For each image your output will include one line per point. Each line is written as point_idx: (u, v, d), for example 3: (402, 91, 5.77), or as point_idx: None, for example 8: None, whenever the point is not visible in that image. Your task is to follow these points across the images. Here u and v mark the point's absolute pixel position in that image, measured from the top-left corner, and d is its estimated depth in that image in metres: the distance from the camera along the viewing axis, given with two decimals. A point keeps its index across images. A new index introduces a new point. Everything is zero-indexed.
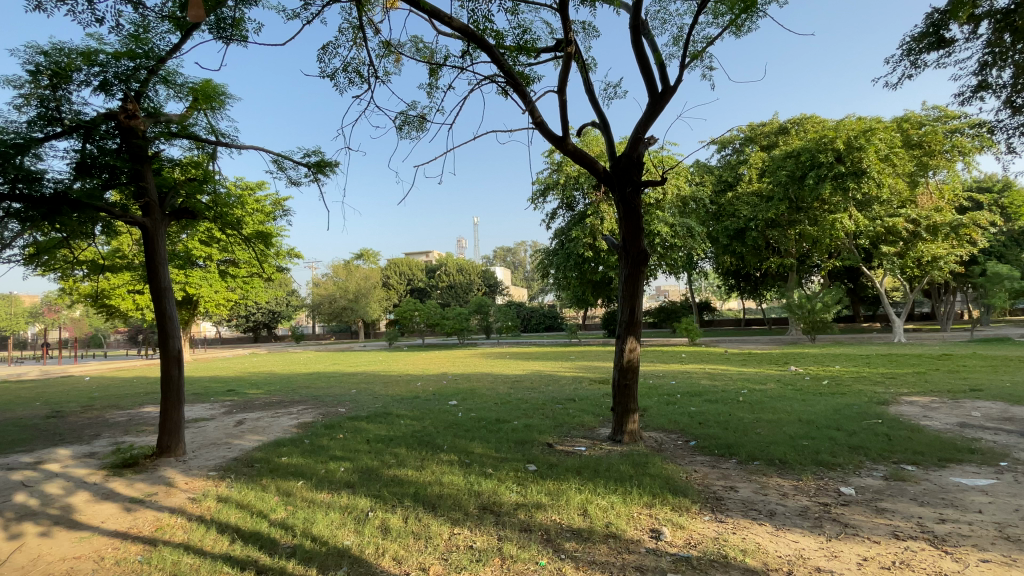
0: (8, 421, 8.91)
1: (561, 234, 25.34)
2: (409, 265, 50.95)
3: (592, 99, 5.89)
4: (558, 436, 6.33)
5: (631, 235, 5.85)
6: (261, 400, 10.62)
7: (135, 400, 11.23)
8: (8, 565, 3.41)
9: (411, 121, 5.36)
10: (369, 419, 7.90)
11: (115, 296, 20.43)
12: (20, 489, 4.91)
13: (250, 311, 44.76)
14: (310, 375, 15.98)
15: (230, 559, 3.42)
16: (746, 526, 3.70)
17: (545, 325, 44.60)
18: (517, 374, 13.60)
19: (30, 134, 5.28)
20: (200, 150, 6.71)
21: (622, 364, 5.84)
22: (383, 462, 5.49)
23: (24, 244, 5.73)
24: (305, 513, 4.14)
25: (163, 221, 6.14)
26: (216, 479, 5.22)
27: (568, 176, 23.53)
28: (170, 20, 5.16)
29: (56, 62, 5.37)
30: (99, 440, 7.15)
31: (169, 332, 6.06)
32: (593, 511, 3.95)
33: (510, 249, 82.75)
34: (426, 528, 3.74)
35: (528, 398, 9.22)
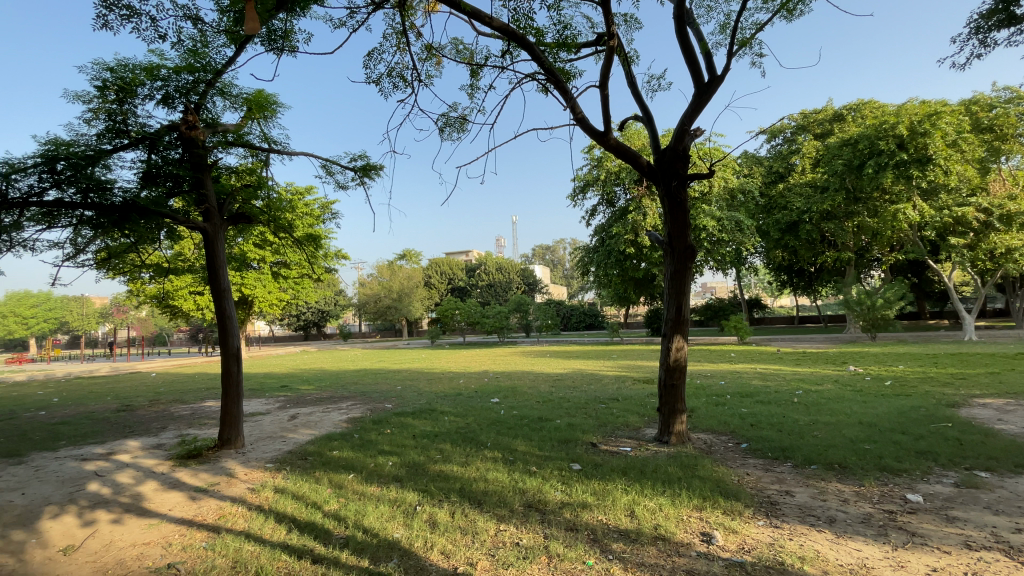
0: (86, 414, 9.66)
1: (601, 231, 25.05)
2: (449, 264, 51.74)
3: (635, 92, 5.77)
4: (603, 436, 6.25)
5: (677, 231, 5.69)
6: (312, 395, 11.06)
7: (197, 395, 11.96)
8: (85, 549, 3.68)
9: (452, 123, 5.39)
10: (414, 415, 8.09)
11: (179, 296, 21.77)
12: (96, 479, 5.31)
13: (300, 311, 46.72)
14: (357, 372, 16.51)
15: (286, 548, 3.58)
16: (803, 533, 3.54)
17: (585, 324, 44.30)
18: (559, 372, 13.56)
19: (100, 146, 5.68)
20: (255, 157, 7.06)
21: (669, 363, 5.71)
22: (429, 457, 5.61)
23: (97, 249, 6.17)
24: (356, 505, 4.29)
25: (222, 226, 6.52)
26: (272, 471, 5.47)
27: (608, 171, 23.21)
28: (225, 34, 5.44)
29: (122, 78, 5.77)
30: (166, 433, 7.66)
31: (229, 330, 6.41)
32: (640, 512, 3.88)
33: (549, 247, 82.62)
34: (473, 524, 3.79)
35: (571, 397, 9.15)
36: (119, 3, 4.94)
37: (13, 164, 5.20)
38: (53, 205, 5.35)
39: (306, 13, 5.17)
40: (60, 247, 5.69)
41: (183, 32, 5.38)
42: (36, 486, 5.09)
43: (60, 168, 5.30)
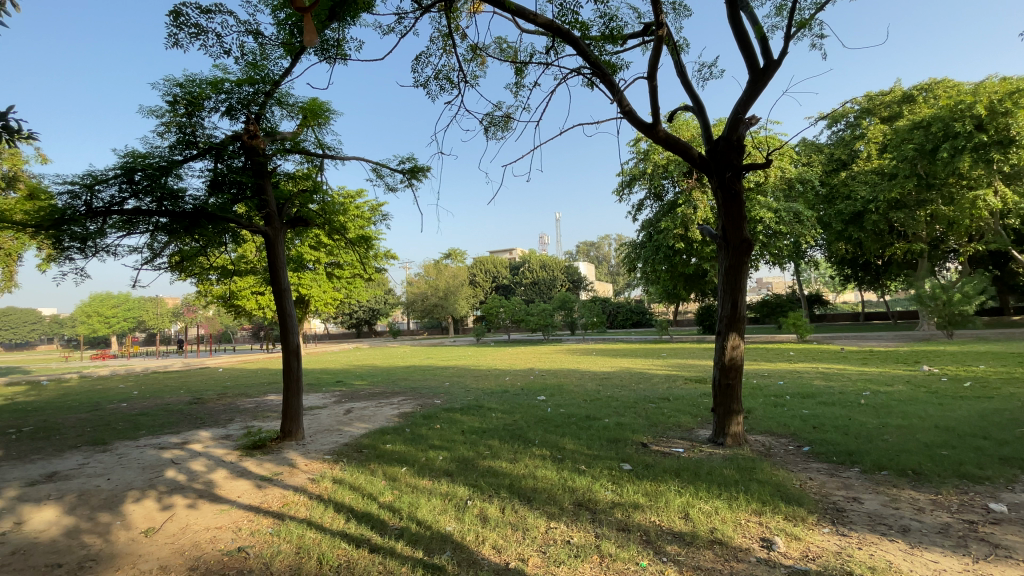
0: (163, 406, 10.44)
1: (649, 227, 24.48)
2: (494, 262, 52.30)
3: (685, 82, 5.60)
4: (654, 436, 6.12)
5: (732, 225, 5.47)
6: (365, 391, 11.46)
7: (260, 389, 12.68)
8: (164, 532, 3.99)
9: (497, 122, 5.34)
10: (463, 411, 8.22)
11: (242, 296, 23.05)
12: (173, 466, 5.73)
13: (352, 309, 48.49)
14: (406, 368, 16.96)
15: (345, 536, 3.73)
16: (874, 542, 3.32)
17: (632, 321, 43.47)
18: (607, 370, 13.37)
19: (172, 157, 6.10)
20: (310, 163, 7.38)
21: (725, 362, 5.51)
22: (479, 453, 5.68)
23: (170, 253, 6.64)
24: (409, 497, 4.42)
25: (282, 230, 6.88)
26: (330, 462, 5.72)
27: (655, 164, 22.63)
28: (283, 46, 5.71)
29: (190, 92, 6.15)
30: (233, 424, 8.17)
31: (289, 328, 6.74)
32: (695, 515, 3.77)
33: (594, 243, 81.66)
34: (523, 520, 3.81)
35: (619, 396, 9.01)
36: (188, 22, 5.30)
37: (97, 176, 5.65)
38: (132, 212, 5.80)
39: (357, 21, 5.32)
40: (138, 252, 6.17)
41: (244, 46, 5.68)
42: (120, 472, 5.56)
43: (138, 178, 5.72)
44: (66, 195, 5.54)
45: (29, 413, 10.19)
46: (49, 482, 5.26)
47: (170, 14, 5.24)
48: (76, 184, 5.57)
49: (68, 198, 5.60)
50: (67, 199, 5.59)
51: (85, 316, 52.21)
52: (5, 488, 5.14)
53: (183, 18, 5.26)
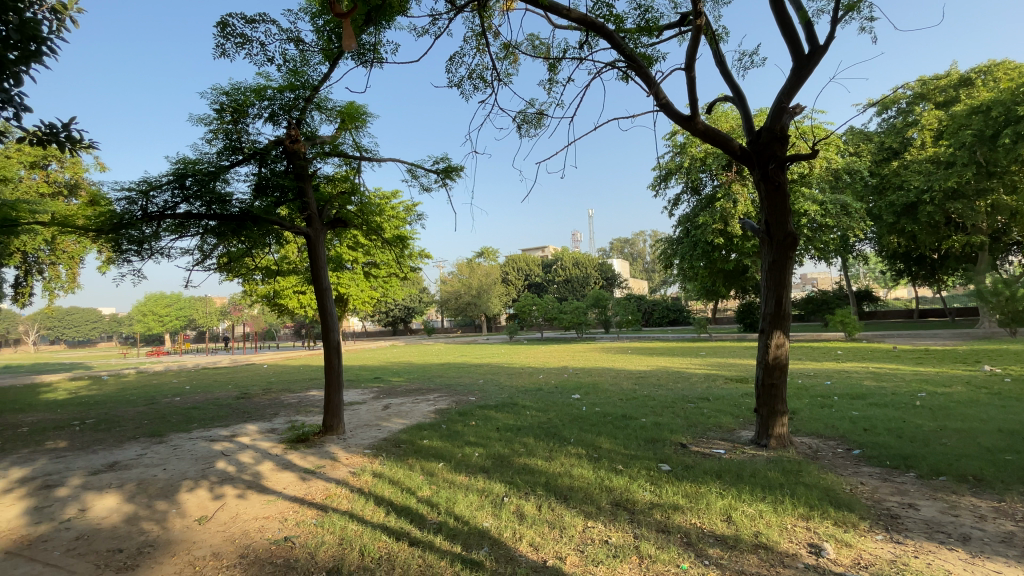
0: (212, 400, 10.97)
1: (686, 222, 23.94)
2: (526, 260, 52.34)
3: (725, 72, 5.43)
4: (693, 437, 5.99)
5: (776, 219, 5.28)
6: (402, 387, 11.70)
7: (302, 384, 13.13)
8: (216, 520, 4.18)
9: (530, 120, 5.24)
10: (498, 408, 8.28)
11: (285, 295, 23.90)
12: (224, 458, 6.02)
13: (388, 307, 49.50)
14: (442, 365, 17.20)
15: (386, 529, 3.82)
16: (931, 550, 3.15)
17: (668, 319, 42.66)
18: (643, 369, 13.14)
19: (220, 163, 6.37)
20: (348, 166, 7.56)
21: (768, 361, 5.34)
22: (514, 450, 5.71)
23: (219, 255, 6.95)
24: (447, 493, 4.48)
25: (322, 230, 7.09)
26: (370, 456, 5.86)
27: (692, 157, 22.10)
28: (322, 52, 5.88)
29: (236, 100, 6.40)
30: (277, 418, 8.49)
31: (330, 327, 6.93)
32: (737, 518, 3.67)
33: (627, 239, 80.37)
34: (560, 518, 3.80)
35: (656, 395, 8.86)
36: (234, 32, 5.52)
37: (151, 182, 5.96)
38: (183, 216, 6.10)
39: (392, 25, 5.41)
40: (190, 254, 6.50)
41: (286, 53, 5.88)
42: (175, 463, 5.87)
43: (189, 184, 6.01)
44: (123, 201, 5.87)
45: (94, 405, 10.91)
46: (112, 471, 5.61)
47: (217, 25, 5.47)
48: (133, 190, 5.89)
49: (126, 203, 5.92)
50: (125, 204, 5.92)
51: (142, 314, 55.44)
52: (73, 476, 5.51)
53: (229, 28, 5.49)
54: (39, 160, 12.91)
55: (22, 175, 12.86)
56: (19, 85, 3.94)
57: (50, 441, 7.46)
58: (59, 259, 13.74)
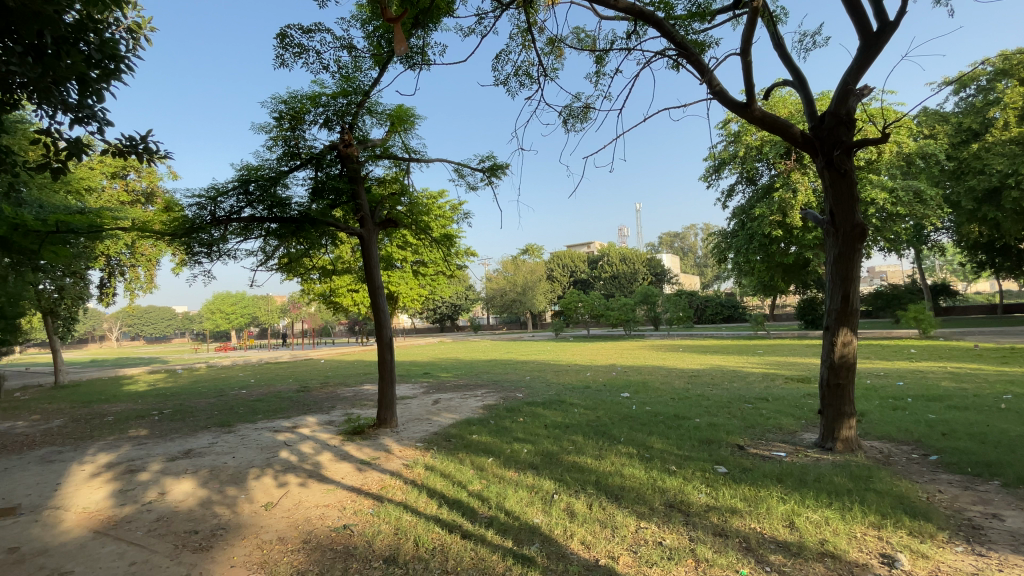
0: (275, 393, 11.60)
1: (741, 214, 22.96)
2: (571, 257, 51.88)
3: (783, 55, 5.16)
4: (751, 439, 5.75)
5: (842, 209, 4.97)
6: (452, 383, 11.93)
7: (356, 379, 13.64)
8: (281, 506, 4.43)
9: (576, 114, 5.08)
10: (545, 405, 8.27)
11: (340, 293, 24.89)
12: (287, 447, 6.36)
13: (436, 305, 50.62)
14: (489, 362, 17.36)
15: (439, 521, 3.91)
16: (1019, 565, 2.88)
17: (722, 316, 41.19)
18: (695, 368, 12.77)
19: (280, 169, 6.70)
20: (398, 168, 7.77)
21: (834, 360, 5.05)
22: (563, 447, 5.69)
23: (280, 255, 7.33)
24: (497, 487, 4.53)
25: (374, 231, 7.35)
26: (422, 450, 6.01)
27: (747, 146, 21.12)
28: (373, 58, 6.07)
29: (294, 108, 6.70)
30: (335, 411, 8.87)
31: (383, 323, 7.15)
32: (801, 524, 3.49)
33: (677, 234, 78.11)
34: (612, 518, 3.75)
35: (710, 395, 8.58)
36: (292, 42, 5.79)
37: (218, 188, 6.34)
38: (248, 220, 6.46)
39: (439, 26, 5.50)
40: (254, 255, 6.88)
41: (340, 60, 6.11)
42: (243, 451, 6.25)
43: (252, 189, 6.38)
44: (194, 206, 6.28)
45: (171, 397, 11.82)
46: (187, 458, 6.05)
47: (277, 36, 5.76)
48: (203, 197, 6.28)
49: (196, 209, 6.31)
50: (196, 210, 6.32)
51: (211, 312, 59.45)
52: (153, 462, 5.98)
53: (288, 39, 5.76)
54: (118, 170, 14.02)
55: (105, 185, 14.06)
56: (100, 101, 4.29)
57: (133, 429, 8.13)
58: (138, 261, 14.92)
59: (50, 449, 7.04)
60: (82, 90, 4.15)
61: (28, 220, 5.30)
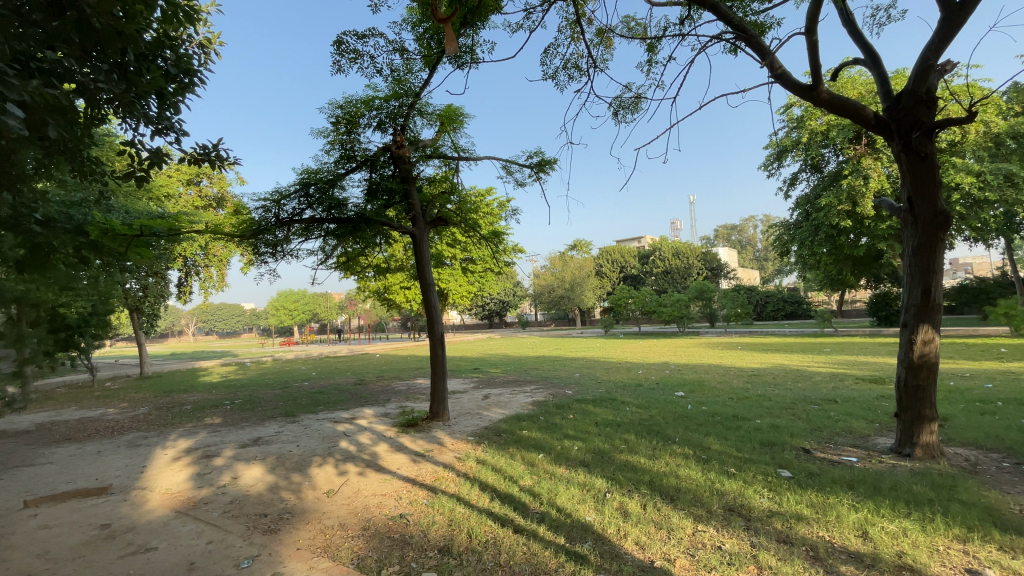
0: (335, 385, 12.16)
1: (805, 204, 21.69)
2: (621, 252, 50.95)
3: (853, 31, 4.80)
4: (818, 442, 5.43)
5: (922, 195, 4.58)
6: (502, 378, 12.03)
7: (410, 373, 14.06)
8: (342, 494, 4.63)
9: (627, 105, 4.87)
10: (596, 403, 8.18)
11: (394, 290, 25.67)
12: (345, 438, 6.64)
13: (484, 301, 51.31)
14: (537, 359, 17.34)
15: (491, 515, 3.96)
16: None
17: (784, 312, 39.07)
18: (756, 367, 12.23)
19: (338, 171, 6.98)
20: (447, 167, 7.89)
21: (912, 360, 4.68)
22: (615, 446, 5.60)
23: (338, 254, 7.67)
24: (548, 483, 4.53)
25: (425, 229, 7.52)
26: (473, 443, 6.11)
27: (811, 132, 19.88)
28: (423, 60, 6.20)
29: (349, 112, 6.93)
30: (390, 404, 9.18)
31: (434, 319, 7.28)
32: (876, 534, 3.26)
33: (735, 226, 74.87)
34: (667, 519, 3.65)
35: (772, 395, 8.17)
36: (348, 49, 6.00)
37: (282, 192, 6.69)
38: (309, 221, 6.79)
39: (486, 24, 5.52)
40: (314, 254, 7.24)
41: (392, 63, 6.26)
42: (306, 440, 6.59)
43: (312, 192, 6.69)
44: (260, 209, 6.65)
45: (241, 388, 12.62)
46: (256, 445, 6.45)
47: (334, 43, 5.98)
48: (268, 200, 6.64)
49: (262, 212, 6.69)
50: (262, 212, 6.70)
51: (275, 308, 63.02)
52: (226, 448, 6.42)
53: (344, 45, 5.97)
54: (193, 177, 15.07)
55: (182, 192, 15.16)
56: (177, 113, 4.62)
57: (208, 417, 8.77)
58: (211, 262, 16.03)
59: (138, 435, 7.72)
60: (161, 103, 4.47)
61: (116, 225, 5.82)
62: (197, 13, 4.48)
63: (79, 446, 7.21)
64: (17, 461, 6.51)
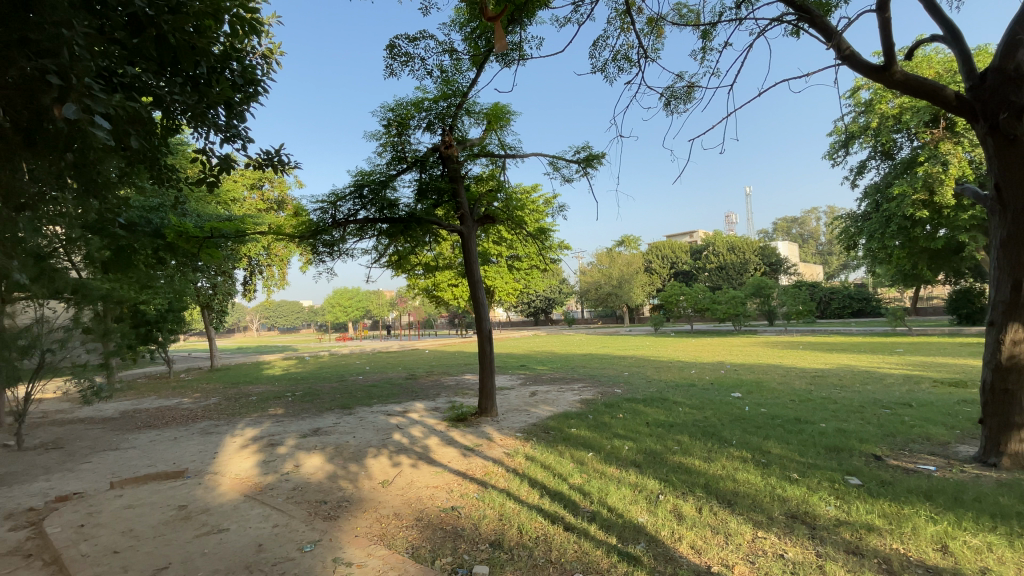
0: (387, 380, 12.58)
1: (875, 193, 20.28)
2: (671, 247, 49.45)
3: (931, 6, 4.43)
4: (890, 448, 5.08)
5: (1012, 181, 4.16)
6: (549, 375, 12.01)
7: (459, 369, 14.31)
8: (395, 484, 4.79)
9: (679, 95, 4.67)
10: (647, 402, 8.01)
11: (444, 287, 26.17)
12: (398, 430, 6.85)
13: (531, 298, 51.37)
14: (586, 356, 17.18)
15: (541, 511, 3.97)
16: None
17: (851, 310, 36.76)
18: (819, 367, 11.59)
19: (390, 172, 7.20)
20: (494, 165, 7.94)
21: (1000, 362, 4.28)
22: (667, 447, 5.46)
23: (390, 253, 7.93)
24: (599, 482, 4.48)
25: (473, 227, 7.61)
26: (522, 440, 6.14)
27: (881, 116, 18.52)
28: (472, 59, 6.28)
29: (400, 114, 7.10)
30: (439, 398, 9.39)
31: (482, 317, 7.36)
32: (957, 549, 3.01)
33: (795, 219, 71.13)
34: (724, 524, 3.53)
35: (838, 397, 7.72)
36: (400, 52, 6.16)
37: (338, 193, 6.97)
38: (363, 221, 7.04)
39: (534, 20, 5.50)
40: (368, 253, 7.51)
41: (442, 64, 6.38)
42: (361, 432, 6.86)
43: (366, 193, 6.94)
44: (318, 211, 6.97)
45: (301, 381, 13.27)
46: (316, 435, 6.77)
47: (387, 48, 6.16)
48: (325, 202, 6.95)
49: (320, 213, 7.00)
50: (320, 214, 7.02)
51: (331, 305, 65.82)
52: (289, 437, 6.79)
53: (397, 49, 6.14)
54: (256, 182, 15.99)
55: (247, 195, 16.13)
56: (244, 121, 4.90)
57: (271, 408, 9.30)
58: (272, 261, 16.96)
59: (209, 423, 8.30)
60: (229, 112, 4.76)
61: (190, 227, 6.25)
62: (261, 26, 4.73)
63: (158, 432, 7.83)
64: (105, 445, 7.15)
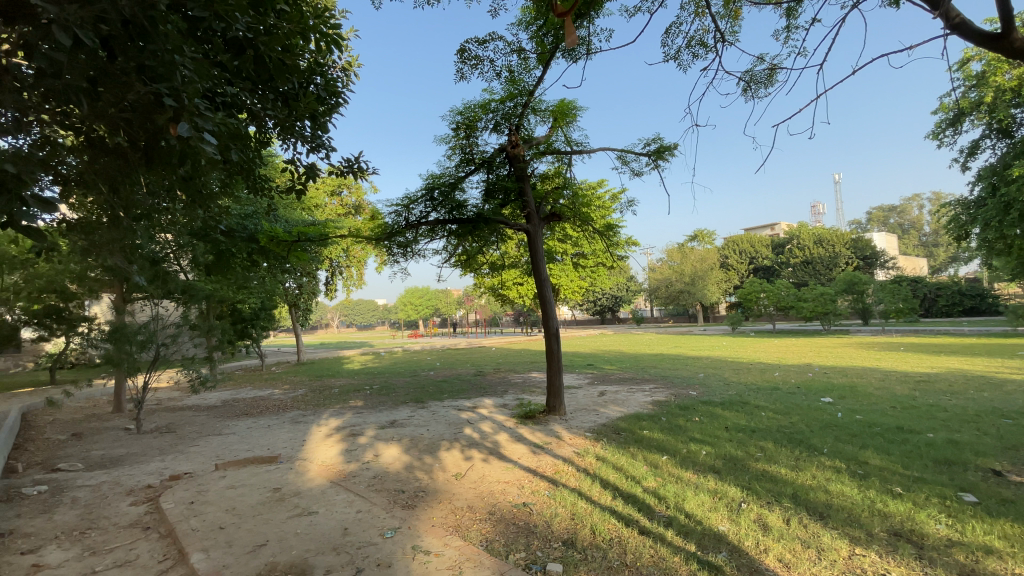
0: (457, 376, 12.89)
1: (990, 175, 17.93)
2: (749, 241, 46.56)
3: None
4: (1014, 463, 4.48)
5: None
6: (618, 375, 11.74)
7: (526, 367, 14.38)
8: (468, 478, 4.91)
9: (758, 78, 4.28)
10: (724, 405, 7.62)
11: (510, 285, 26.37)
12: (469, 426, 7.02)
13: (597, 296, 50.56)
14: (656, 356, 16.66)
15: (614, 513, 3.90)
16: None
17: (962, 308, 32.81)
18: (925, 371, 10.42)
19: (459, 174, 7.39)
20: (560, 162, 7.90)
21: None
22: (749, 453, 5.17)
23: (458, 253, 8.13)
24: (675, 487, 4.33)
25: (540, 225, 7.61)
26: (592, 439, 6.07)
27: (997, 89, 16.37)
28: (539, 57, 6.28)
29: (468, 117, 7.22)
30: (508, 395, 9.49)
31: (550, 315, 7.37)
32: None
33: (894, 207, 64.55)
34: (816, 538, 3.28)
35: (947, 405, 6.92)
36: (470, 56, 6.30)
37: (410, 197, 7.25)
38: (433, 223, 7.29)
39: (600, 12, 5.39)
40: (438, 254, 7.75)
41: (510, 64, 6.44)
42: (434, 426, 7.09)
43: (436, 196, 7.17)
44: (393, 214, 7.31)
45: (377, 375, 13.96)
46: (392, 427, 7.10)
47: (457, 52, 6.32)
48: (398, 206, 7.27)
49: (394, 217, 7.33)
50: (394, 217, 7.35)
51: (404, 303, 68.74)
52: (368, 429, 7.17)
53: (467, 53, 6.28)
54: (336, 188, 16.99)
55: (327, 201, 17.22)
56: (326, 132, 5.23)
57: (351, 400, 9.87)
58: (350, 262, 17.94)
59: (298, 413, 8.95)
60: (314, 124, 5.10)
61: (279, 232, 6.78)
62: (341, 40, 5.02)
63: (254, 420, 8.57)
64: (210, 431, 7.95)
